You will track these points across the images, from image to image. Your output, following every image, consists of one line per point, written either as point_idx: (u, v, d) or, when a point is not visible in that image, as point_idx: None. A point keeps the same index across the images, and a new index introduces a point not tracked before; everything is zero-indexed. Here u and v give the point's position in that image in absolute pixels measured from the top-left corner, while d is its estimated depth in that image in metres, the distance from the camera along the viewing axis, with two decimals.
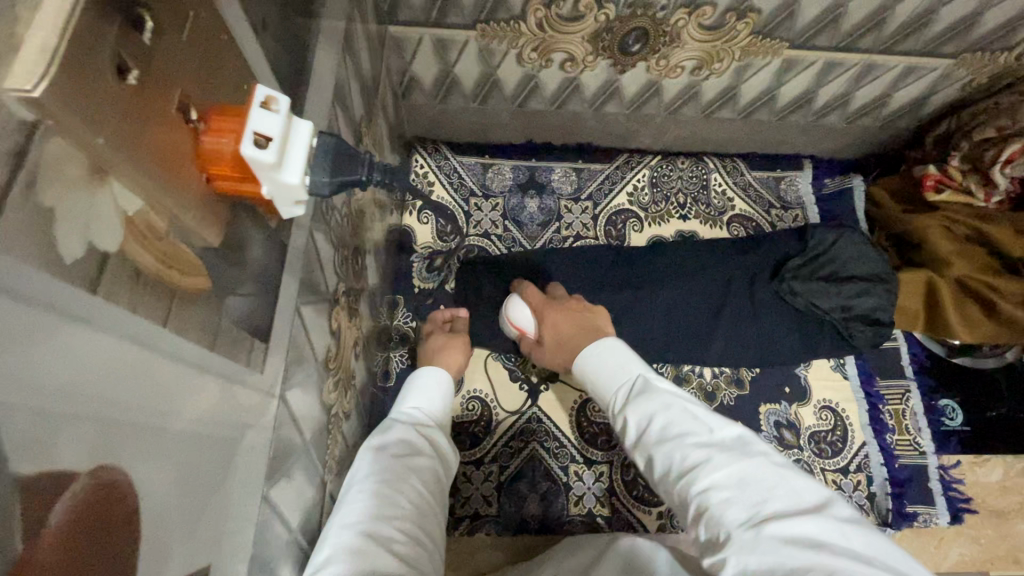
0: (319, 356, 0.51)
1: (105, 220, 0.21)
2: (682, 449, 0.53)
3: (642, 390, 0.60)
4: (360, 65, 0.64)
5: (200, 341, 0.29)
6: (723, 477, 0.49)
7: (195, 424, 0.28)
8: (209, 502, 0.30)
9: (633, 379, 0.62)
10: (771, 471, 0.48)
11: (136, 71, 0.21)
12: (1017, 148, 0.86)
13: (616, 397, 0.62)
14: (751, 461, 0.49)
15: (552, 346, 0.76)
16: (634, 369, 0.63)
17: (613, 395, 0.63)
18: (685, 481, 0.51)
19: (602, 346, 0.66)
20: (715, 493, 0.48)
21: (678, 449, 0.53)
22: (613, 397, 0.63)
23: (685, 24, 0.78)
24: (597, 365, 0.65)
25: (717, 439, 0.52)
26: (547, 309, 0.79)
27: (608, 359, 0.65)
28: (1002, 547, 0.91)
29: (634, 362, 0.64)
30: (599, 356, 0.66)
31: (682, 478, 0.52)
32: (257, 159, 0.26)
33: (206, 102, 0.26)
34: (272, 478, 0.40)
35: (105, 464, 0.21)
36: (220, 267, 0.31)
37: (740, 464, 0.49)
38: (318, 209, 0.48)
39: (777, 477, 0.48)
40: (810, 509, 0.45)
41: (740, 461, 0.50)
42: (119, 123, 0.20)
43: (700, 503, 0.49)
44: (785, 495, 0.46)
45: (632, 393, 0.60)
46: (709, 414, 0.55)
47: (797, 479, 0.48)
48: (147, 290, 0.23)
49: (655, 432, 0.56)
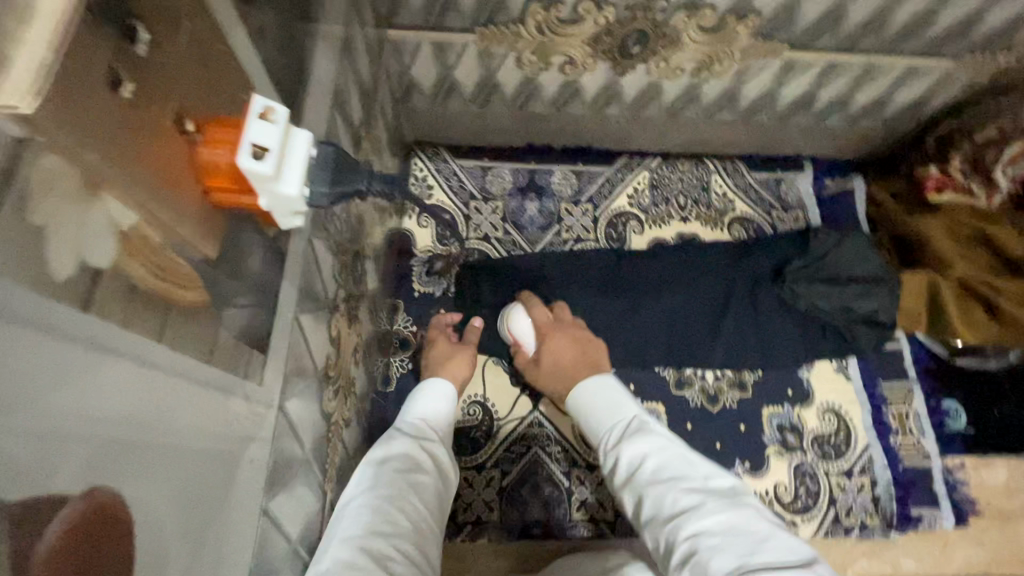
0: (319, 365, 0.50)
1: (98, 237, 0.20)
2: (675, 493, 0.53)
3: (638, 431, 0.61)
4: (359, 70, 0.64)
5: (198, 355, 0.28)
6: (716, 523, 0.49)
7: (193, 439, 0.28)
8: (208, 519, 0.30)
9: (630, 419, 0.63)
10: (761, 525, 0.49)
11: (131, 83, 0.21)
12: (1019, 149, 0.87)
13: (610, 436, 0.63)
14: (744, 512, 0.50)
15: (547, 368, 0.77)
16: (632, 412, 0.65)
17: (607, 435, 0.64)
18: (675, 524, 0.51)
19: (602, 381, 0.68)
20: (705, 538, 0.48)
21: (671, 492, 0.53)
22: (605, 436, 0.64)
23: (685, 26, 0.77)
24: (594, 402, 0.67)
25: (711, 487, 0.53)
26: (552, 330, 0.79)
27: (606, 396, 0.66)
28: (1007, 549, 0.90)
29: (631, 405, 0.65)
30: (597, 394, 0.68)
31: (673, 520, 0.52)
32: (254, 170, 0.26)
33: (205, 112, 0.26)
34: (272, 490, 0.40)
35: (98, 486, 0.21)
36: (218, 279, 0.30)
37: (733, 514, 0.50)
38: (318, 216, 0.48)
39: (765, 531, 0.48)
40: (800, 565, 0.45)
41: (733, 510, 0.50)
42: (114, 138, 0.20)
43: (689, 548, 0.49)
44: (775, 549, 0.47)
45: (628, 434, 0.61)
46: (703, 462, 0.56)
47: (785, 536, 0.48)
48: (140, 306, 0.23)
49: (648, 472, 0.56)
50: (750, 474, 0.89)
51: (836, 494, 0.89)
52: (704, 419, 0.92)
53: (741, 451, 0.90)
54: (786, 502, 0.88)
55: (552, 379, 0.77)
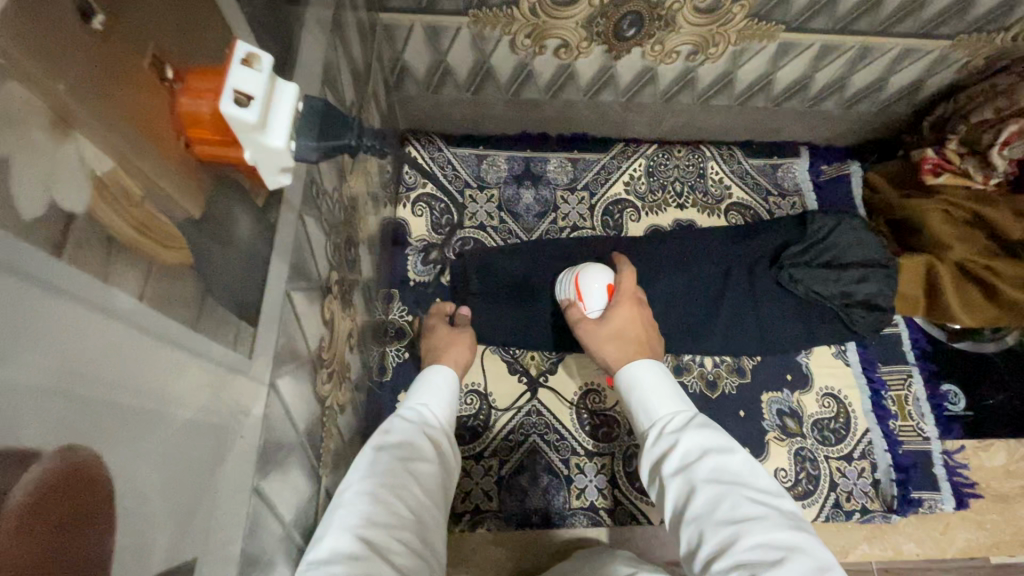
0: (312, 346, 0.49)
1: (71, 178, 0.19)
2: (736, 499, 0.48)
3: (700, 425, 0.55)
4: (350, 50, 0.63)
5: (184, 319, 0.27)
6: (776, 542, 0.45)
7: (179, 407, 0.27)
8: (196, 492, 0.29)
9: (689, 412, 0.57)
10: (823, 557, 0.45)
11: (101, 16, 0.20)
12: (1015, 130, 0.86)
13: (664, 421, 0.57)
14: (807, 539, 0.46)
15: (610, 332, 0.67)
16: (689, 405, 0.58)
17: (659, 419, 0.58)
18: (732, 529, 0.46)
19: (664, 368, 0.61)
20: (764, 554, 0.44)
21: (732, 495, 0.48)
22: (658, 420, 0.58)
23: (681, 7, 0.76)
24: (654, 384, 0.60)
25: (772, 503, 0.49)
26: (630, 304, 0.70)
27: (666, 381, 0.60)
28: (1007, 531, 0.90)
29: (688, 399, 0.60)
30: (656, 376, 0.61)
31: (729, 524, 0.46)
32: (238, 118, 0.24)
33: (183, 61, 0.25)
34: (264, 469, 0.39)
35: (75, 445, 0.20)
36: (205, 243, 0.29)
37: (796, 537, 0.46)
38: (309, 192, 0.47)
39: (827, 564, 0.44)
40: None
41: (795, 532, 0.46)
42: (82, 71, 0.19)
43: (744, 558, 0.44)
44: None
45: (686, 425, 0.55)
46: (765, 474, 0.51)
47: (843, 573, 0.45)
48: (121, 258, 0.22)
49: (708, 468, 0.51)
50: None
51: (836, 479, 0.89)
52: (703, 406, 0.91)
53: (740, 437, 0.90)
54: (786, 488, 0.88)
55: (610, 345, 0.66)
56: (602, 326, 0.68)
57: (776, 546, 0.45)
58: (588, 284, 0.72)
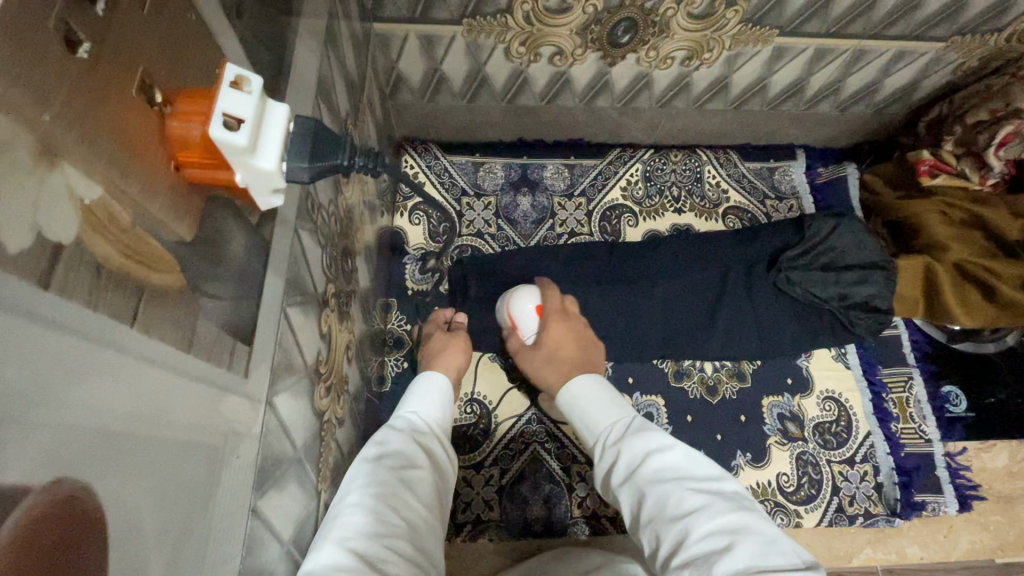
0: (309, 361, 0.49)
1: (57, 207, 0.19)
2: (679, 492, 0.51)
3: (639, 428, 0.58)
4: (345, 62, 0.62)
5: (176, 342, 0.27)
6: (722, 524, 0.47)
7: (174, 430, 0.26)
8: (191, 516, 0.28)
9: (630, 418, 0.61)
10: (765, 529, 0.47)
11: (88, 44, 0.20)
12: (1011, 130, 0.86)
13: (608, 434, 0.60)
14: (750, 516, 0.48)
15: (545, 356, 0.73)
16: (627, 412, 0.62)
17: (604, 431, 0.61)
18: (680, 523, 0.48)
19: (598, 381, 0.66)
20: (712, 540, 0.46)
21: (675, 490, 0.51)
22: (602, 433, 0.61)
23: (674, 13, 0.76)
24: (589, 400, 0.64)
25: (716, 488, 0.51)
26: (558, 319, 0.75)
27: (603, 394, 0.65)
28: (1011, 533, 0.90)
29: (629, 406, 0.63)
30: (591, 394, 0.65)
31: (677, 519, 0.49)
32: (228, 141, 0.24)
33: (173, 83, 0.25)
34: (261, 487, 0.38)
35: (64, 477, 0.19)
36: (195, 264, 0.29)
37: (740, 517, 0.48)
38: (304, 207, 0.46)
39: (771, 536, 0.47)
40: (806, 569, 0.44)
41: (737, 512, 0.48)
42: (67, 100, 0.19)
43: (694, 549, 0.46)
44: (782, 553, 0.45)
45: (626, 431, 0.59)
46: (707, 462, 0.54)
47: (787, 540, 0.47)
48: (111, 286, 0.22)
49: (650, 469, 0.54)
50: (751, 466, 0.88)
51: (838, 483, 0.89)
52: (704, 411, 0.91)
53: (741, 442, 0.89)
54: (788, 493, 0.87)
55: (547, 368, 0.73)
56: (537, 350, 0.74)
57: (721, 529, 0.47)
58: (517, 312, 0.77)
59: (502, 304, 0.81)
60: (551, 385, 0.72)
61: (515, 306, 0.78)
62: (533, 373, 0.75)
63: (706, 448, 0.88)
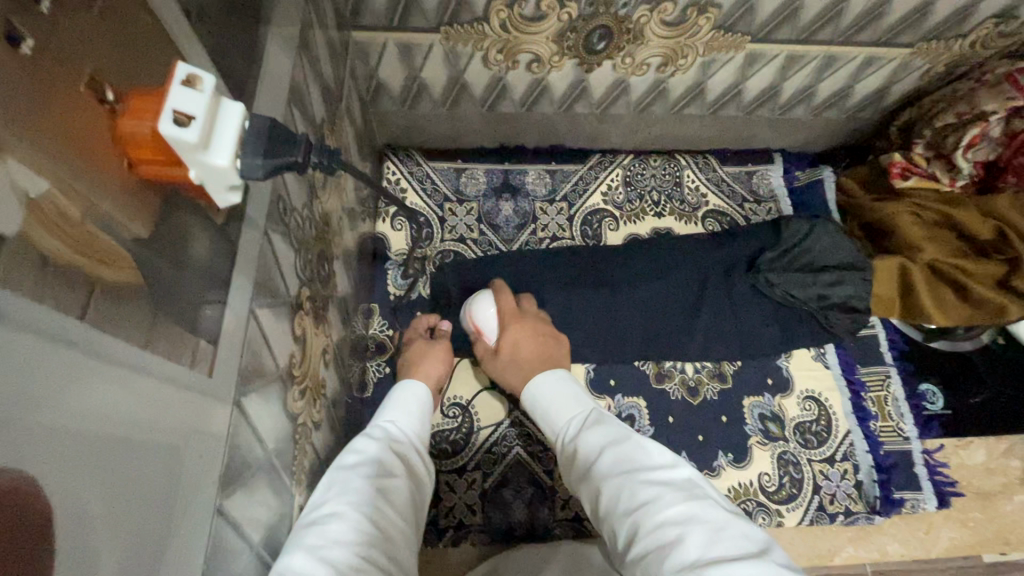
0: (281, 364, 0.49)
1: (2, 200, 0.19)
2: (632, 485, 0.52)
3: (596, 424, 0.60)
4: (320, 69, 0.63)
5: (132, 338, 0.27)
6: (672, 515, 0.48)
7: (130, 428, 0.26)
8: (148, 516, 0.28)
9: (588, 414, 0.63)
10: (715, 514, 0.48)
11: (32, 41, 0.21)
12: (977, 133, 0.88)
13: (568, 431, 0.63)
14: (700, 504, 0.49)
15: (506, 359, 0.74)
16: (587, 407, 0.64)
17: (566, 428, 0.63)
18: (632, 516, 0.50)
19: (559, 377, 0.68)
20: (662, 533, 0.47)
21: (627, 484, 0.53)
22: (564, 430, 0.63)
23: (648, 21, 0.78)
24: (550, 399, 0.66)
25: (669, 478, 0.52)
26: (513, 321, 0.76)
27: (565, 391, 0.66)
28: (990, 529, 0.91)
29: (589, 400, 0.65)
30: (551, 392, 0.67)
31: (630, 513, 0.51)
32: (178, 137, 0.25)
33: (126, 83, 0.26)
34: (228, 487, 0.38)
35: (5, 467, 0.19)
36: (153, 262, 0.29)
37: (691, 507, 0.49)
38: (275, 210, 0.47)
39: (720, 522, 0.47)
40: (753, 554, 0.44)
41: (687, 502, 0.49)
42: (9, 95, 0.19)
43: (645, 542, 0.48)
44: (732, 540, 0.46)
45: (584, 429, 0.61)
46: (661, 451, 0.55)
47: (739, 526, 0.48)
48: (57, 280, 0.22)
49: (605, 466, 0.55)
50: (733, 467, 0.89)
51: (819, 481, 0.89)
52: (686, 413, 0.91)
53: (723, 443, 0.90)
54: (771, 492, 0.88)
55: (510, 371, 0.74)
56: (499, 356, 0.75)
57: (670, 520, 0.48)
58: (476, 314, 0.80)
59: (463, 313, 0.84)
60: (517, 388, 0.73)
61: (473, 312, 0.80)
62: (502, 378, 0.76)
63: (688, 448, 0.89)
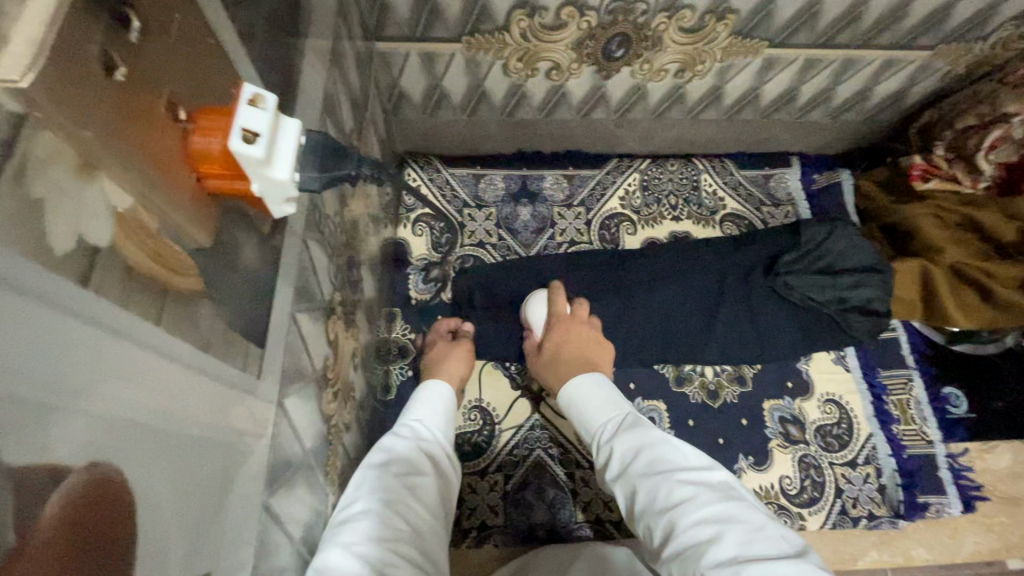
0: (317, 366, 0.50)
1: (93, 213, 0.21)
2: (668, 485, 0.53)
3: (632, 425, 0.61)
4: (349, 80, 0.65)
5: (195, 342, 0.28)
6: (709, 516, 0.49)
7: (194, 426, 0.28)
8: (207, 511, 0.30)
9: (624, 416, 0.64)
10: (753, 516, 0.49)
11: (124, 68, 0.22)
12: (999, 135, 0.87)
13: (603, 431, 0.64)
14: (738, 506, 0.50)
15: (546, 356, 0.79)
16: (623, 409, 0.65)
17: (600, 428, 0.64)
18: (669, 515, 0.51)
19: (596, 379, 0.69)
20: (699, 531, 0.48)
21: (664, 483, 0.53)
22: (598, 430, 0.64)
23: (666, 28, 0.79)
24: (586, 399, 0.67)
25: (704, 479, 0.53)
26: (562, 322, 0.80)
27: (602, 393, 0.67)
28: (1016, 534, 0.90)
29: (624, 401, 0.66)
30: (587, 393, 0.68)
31: (665, 510, 0.52)
32: (246, 154, 0.27)
33: (195, 102, 0.27)
34: (273, 485, 0.40)
35: (99, 461, 0.21)
36: (212, 269, 0.31)
37: (727, 507, 0.50)
38: (311, 217, 0.48)
39: (757, 524, 0.48)
40: (791, 556, 0.45)
41: (724, 503, 0.50)
42: (104, 118, 0.21)
43: (682, 541, 0.49)
44: (770, 541, 0.47)
45: (619, 430, 0.62)
46: (698, 454, 0.56)
47: (776, 529, 0.48)
48: (137, 288, 0.23)
49: (641, 466, 0.56)
50: (754, 470, 0.89)
51: (841, 485, 0.89)
52: (705, 416, 0.91)
53: (744, 446, 0.90)
54: (792, 495, 0.88)
55: (548, 369, 0.78)
56: (541, 353, 0.80)
57: (708, 520, 0.49)
58: (529, 312, 0.85)
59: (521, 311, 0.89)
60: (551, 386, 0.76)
61: (527, 310, 0.85)
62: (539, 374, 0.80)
63: (708, 451, 0.89)
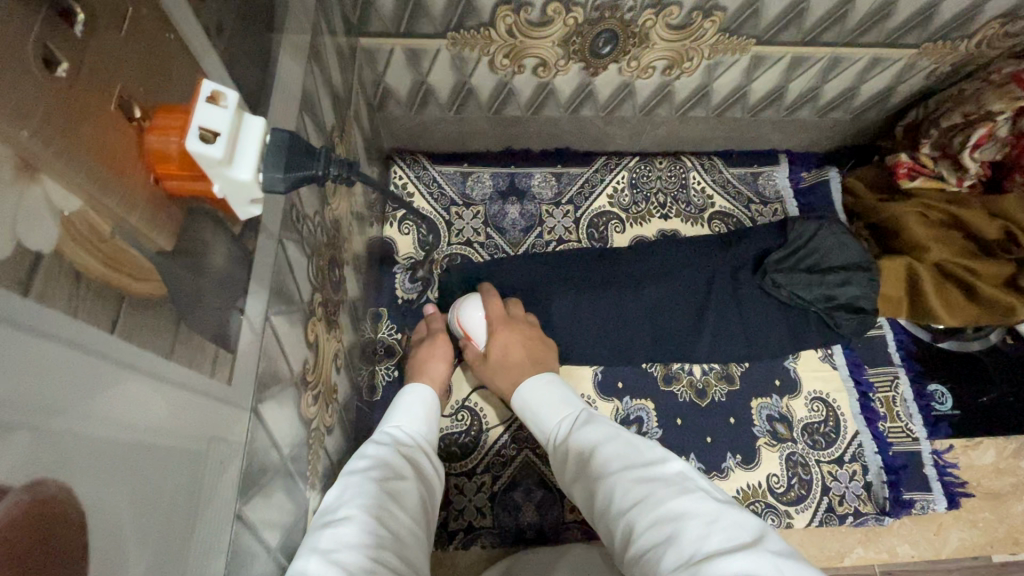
0: (295, 370, 0.49)
1: (37, 218, 0.20)
2: (624, 485, 0.53)
3: (587, 425, 0.62)
4: (329, 75, 0.63)
5: (158, 349, 0.27)
6: (664, 512, 0.49)
7: (155, 435, 0.27)
8: (173, 524, 0.29)
9: (580, 416, 0.64)
10: (707, 507, 0.49)
11: (66, 64, 0.22)
12: (984, 133, 0.87)
13: (561, 433, 0.64)
14: (692, 498, 0.50)
15: (496, 364, 0.76)
16: (578, 407, 0.65)
17: (558, 431, 0.65)
18: (628, 516, 0.51)
19: (548, 380, 0.69)
20: (656, 530, 0.48)
21: (621, 484, 0.54)
22: (557, 432, 0.65)
23: (653, 24, 0.78)
24: (542, 402, 0.68)
25: (659, 474, 0.53)
26: (501, 326, 0.78)
27: (558, 394, 0.68)
28: (1000, 529, 0.91)
29: (580, 402, 0.66)
30: (544, 395, 0.68)
31: (625, 513, 0.52)
32: (204, 153, 0.26)
33: (152, 101, 0.27)
34: (246, 494, 0.39)
35: (44, 479, 0.20)
36: (177, 274, 0.30)
37: (682, 501, 0.50)
38: (288, 217, 0.47)
39: (711, 514, 0.48)
40: (744, 545, 0.45)
41: (679, 497, 0.50)
42: (46, 115, 0.20)
43: (641, 542, 0.48)
44: (726, 531, 0.46)
45: (575, 430, 0.62)
46: (651, 447, 0.56)
47: (732, 516, 0.48)
48: (90, 294, 0.22)
49: (598, 468, 0.57)
50: (742, 468, 0.89)
51: (828, 483, 0.89)
52: (693, 414, 0.91)
53: (732, 444, 0.90)
54: (779, 493, 0.88)
55: (500, 376, 0.76)
56: (489, 361, 0.77)
57: (663, 517, 0.49)
58: (464, 319, 0.80)
59: (451, 317, 0.84)
60: (503, 393, 0.75)
61: (461, 316, 0.81)
62: (491, 382, 0.78)
63: (696, 450, 0.89)
